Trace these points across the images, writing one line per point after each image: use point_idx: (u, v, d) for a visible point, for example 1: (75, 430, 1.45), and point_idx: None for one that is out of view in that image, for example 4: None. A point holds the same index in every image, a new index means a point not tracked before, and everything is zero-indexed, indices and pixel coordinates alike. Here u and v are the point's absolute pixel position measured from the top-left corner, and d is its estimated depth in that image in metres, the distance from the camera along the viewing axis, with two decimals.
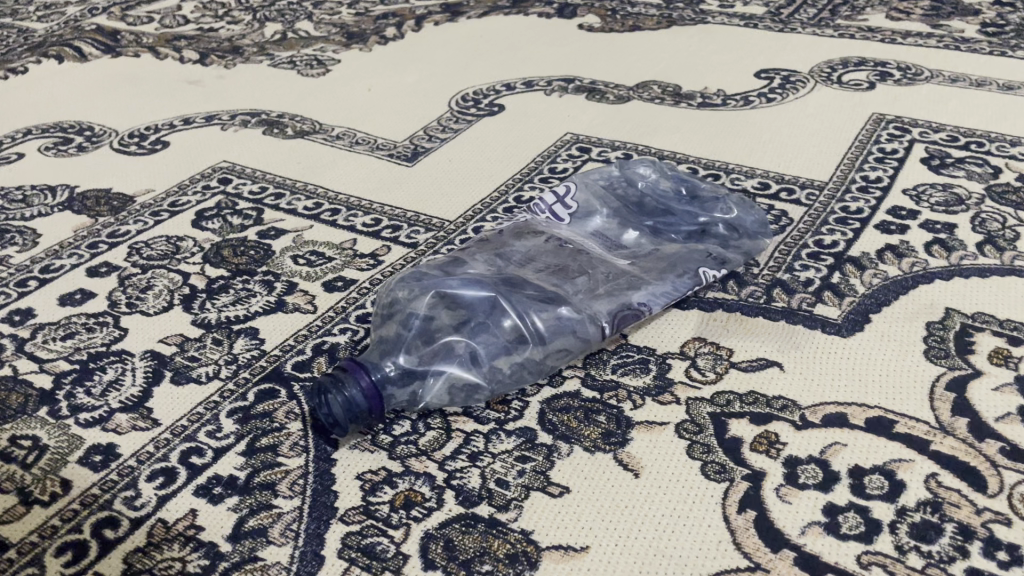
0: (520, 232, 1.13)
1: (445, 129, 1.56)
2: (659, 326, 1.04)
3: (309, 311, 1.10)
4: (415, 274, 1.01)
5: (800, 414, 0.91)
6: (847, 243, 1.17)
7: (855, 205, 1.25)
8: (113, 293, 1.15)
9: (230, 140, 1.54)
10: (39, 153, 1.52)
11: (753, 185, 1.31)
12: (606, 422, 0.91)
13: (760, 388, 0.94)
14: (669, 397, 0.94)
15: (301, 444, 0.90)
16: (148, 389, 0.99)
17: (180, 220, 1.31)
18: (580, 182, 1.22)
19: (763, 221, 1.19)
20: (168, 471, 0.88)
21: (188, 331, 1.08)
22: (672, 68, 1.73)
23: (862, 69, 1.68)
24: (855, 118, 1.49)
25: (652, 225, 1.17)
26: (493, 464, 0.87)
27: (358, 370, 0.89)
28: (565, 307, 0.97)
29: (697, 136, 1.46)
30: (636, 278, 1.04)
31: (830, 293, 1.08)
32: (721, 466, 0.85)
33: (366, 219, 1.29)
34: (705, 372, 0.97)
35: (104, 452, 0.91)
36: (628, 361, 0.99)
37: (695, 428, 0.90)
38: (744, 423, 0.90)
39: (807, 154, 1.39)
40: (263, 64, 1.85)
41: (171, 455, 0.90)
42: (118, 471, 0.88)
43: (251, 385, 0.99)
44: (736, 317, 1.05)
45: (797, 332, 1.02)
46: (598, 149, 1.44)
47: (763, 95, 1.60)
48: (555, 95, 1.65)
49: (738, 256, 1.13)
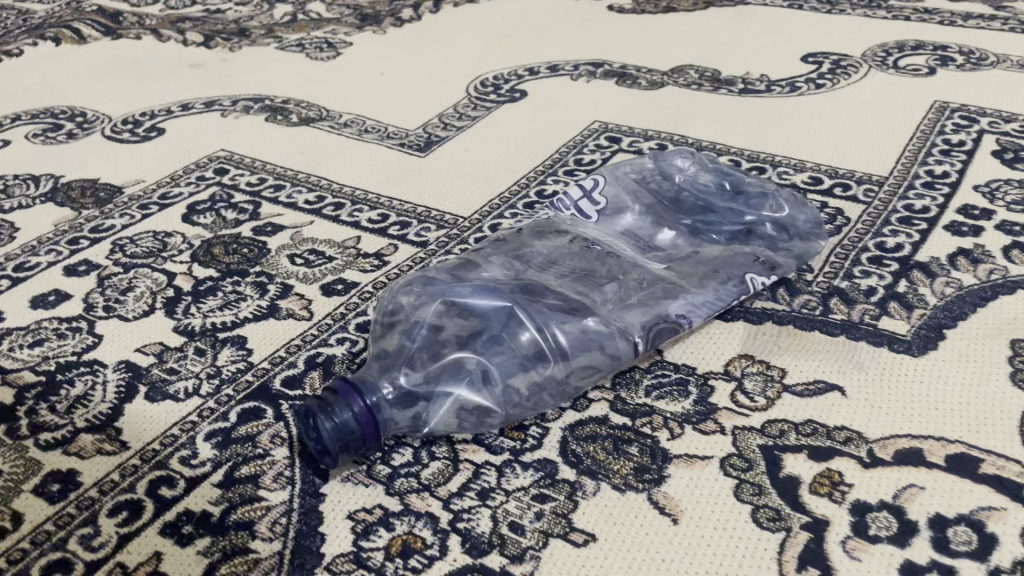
0: (540, 230, 1.01)
1: (462, 116, 1.43)
2: (700, 340, 0.91)
3: (304, 318, 0.98)
4: (421, 279, 0.89)
5: (867, 449, 0.77)
6: (913, 246, 1.03)
7: (920, 203, 1.11)
8: (90, 295, 1.04)
9: (230, 127, 1.43)
10: (26, 140, 1.41)
11: (803, 180, 1.17)
12: (639, 455, 0.78)
13: (818, 417, 0.81)
14: (713, 426, 0.81)
15: (286, 474, 0.78)
16: (118, 407, 0.87)
17: (170, 214, 1.20)
18: (610, 176, 1.10)
19: (816, 221, 1.05)
20: (132, 504, 0.77)
21: (168, 339, 0.96)
22: (710, 52, 1.59)
23: (921, 53, 1.53)
24: (915, 107, 1.35)
25: (692, 225, 1.04)
26: (506, 504, 0.75)
27: (351, 393, 0.77)
28: (592, 319, 0.84)
29: (738, 125, 1.33)
30: (674, 285, 0.91)
31: (897, 304, 0.94)
32: (776, 512, 0.72)
33: (373, 215, 1.17)
34: (755, 397, 0.83)
35: (63, 480, 0.80)
36: (664, 382, 0.86)
37: (744, 464, 0.77)
38: (802, 460, 0.77)
39: (862, 146, 1.25)
40: (271, 47, 1.74)
41: (139, 485, 0.79)
42: (78, 503, 0.77)
43: (234, 403, 0.87)
44: (789, 331, 0.91)
45: (860, 350, 0.88)
46: (629, 138, 1.31)
47: (811, 80, 1.46)
48: (582, 80, 1.51)
49: (789, 259, 0.99)
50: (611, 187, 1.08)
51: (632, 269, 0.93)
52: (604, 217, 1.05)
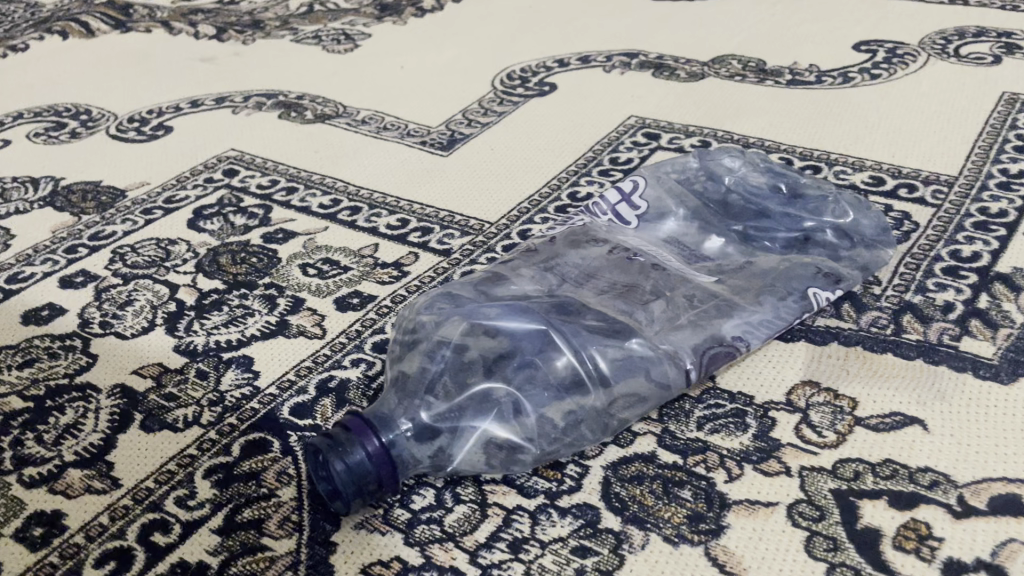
0: (575, 238, 0.91)
1: (487, 112, 1.34)
2: (758, 364, 0.81)
3: (316, 336, 0.90)
4: (445, 296, 0.80)
5: (957, 496, 0.67)
6: (992, 255, 0.92)
7: (995, 206, 1.00)
8: (86, 309, 0.96)
9: (242, 124, 1.35)
10: (28, 139, 1.34)
11: (863, 181, 1.07)
12: (693, 499, 0.69)
13: (897, 457, 0.71)
14: (777, 465, 0.71)
15: (293, 519, 0.70)
16: (111, 439, 0.79)
17: (174, 219, 1.11)
18: (650, 177, 1.00)
19: (882, 227, 0.95)
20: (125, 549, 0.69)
21: (169, 360, 0.88)
22: (753, 41, 1.49)
23: (984, 40, 1.41)
24: (982, 99, 1.23)
25: (744, 232, 0.94)
26: (542, 558, 0.66)
27: (364, 429, 0.67)
28: (636, 339, 0.75)
29: (788, 120, 1.22)
30: (728, 301, 0.81)
31: (979, 321, 0.84)
32: (855, 572, 0.62)
33: (392, 220, 1.08)
34: (823, 432, 0.74)
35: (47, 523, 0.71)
36: (718, 414, 0.76)
37: (815, 513, 0.67)
38: (881, 508, 0.67)
39: (926, 142, 1.14)
40: (286, 39, 1.65)
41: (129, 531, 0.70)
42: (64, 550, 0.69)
43: (238, 434, 0.78)
44: (858, 353, 0.81)
45: (941, 376, 0.78)
46: (669, 135, 1.21)
47: (865, 70, 1.34)
48: (615, 72, 1.41)
49: (855, 270, 0.89)
50: (652, 189, 0.98)
51: (679, 284, 0.83)
52: (644, 223, 0.95)
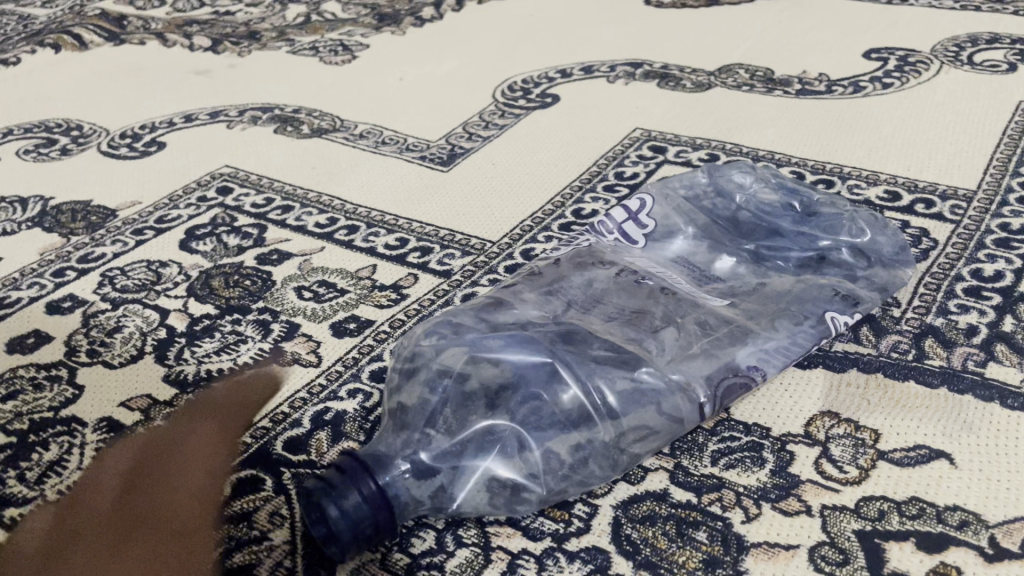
0: (581, 260, 0.87)
1: (488, 124, 1.30)
2: (774, 394, 0.77)
3: (312, 365, 0.86)
4: (446, 323, 0.77)
5: (989, 537, 0.64)
6: (1015, 274, 0.89)
7: (1017, 222, 0.96)
8: (74, 336, 0.92)
9: (236, 139, 1.31)
10: (17, 156, 1.30)
11: (878, 196, 1.03)
12: (708, 542, 0.65)
13: (924, 494, 0.67)
14: (796, 504, 0.67)
15: (286, 565, 0.66)
16: (96, 477, 0.75)
17: (166, 240, 1.08)
18: (658, 195, 0.96)
19: (900, 246, 0.91)
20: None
21: (158, 391, 0.84)
22: (761, 49, 1.45)
23: (998, 47, 1.37)
24: (998, 108, 1.20)
25: (757, 251, 0.90)
26: None
27: (360, 471, 0.64)
28: (645, 368, 0.71)
29: (798, 131, 1.19)
30: (742, 328, 0.77)
31: (1005, 346, 0.80)
32: None
33: (390, 240, 1.05)
34: (844, 467, 0.70)
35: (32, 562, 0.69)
36: (733, 447, 0.72)
37: (839, 557, 0.63)
38: (909, 551, 0.63)
39: (942, 154, 1.10)
40: (282, 51, 1.62)
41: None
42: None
43: (229, 471, 0.75)
44: (879, 380, 0.77)
45: (967, 405, 0.74)
46: (676, 148, 1.17)
47: (876, 79, 1.31)
48: (619, 83, 1.38)
49: (874, 292, 0.85)
50: (659, 207, 0.95)
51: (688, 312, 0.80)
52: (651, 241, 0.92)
